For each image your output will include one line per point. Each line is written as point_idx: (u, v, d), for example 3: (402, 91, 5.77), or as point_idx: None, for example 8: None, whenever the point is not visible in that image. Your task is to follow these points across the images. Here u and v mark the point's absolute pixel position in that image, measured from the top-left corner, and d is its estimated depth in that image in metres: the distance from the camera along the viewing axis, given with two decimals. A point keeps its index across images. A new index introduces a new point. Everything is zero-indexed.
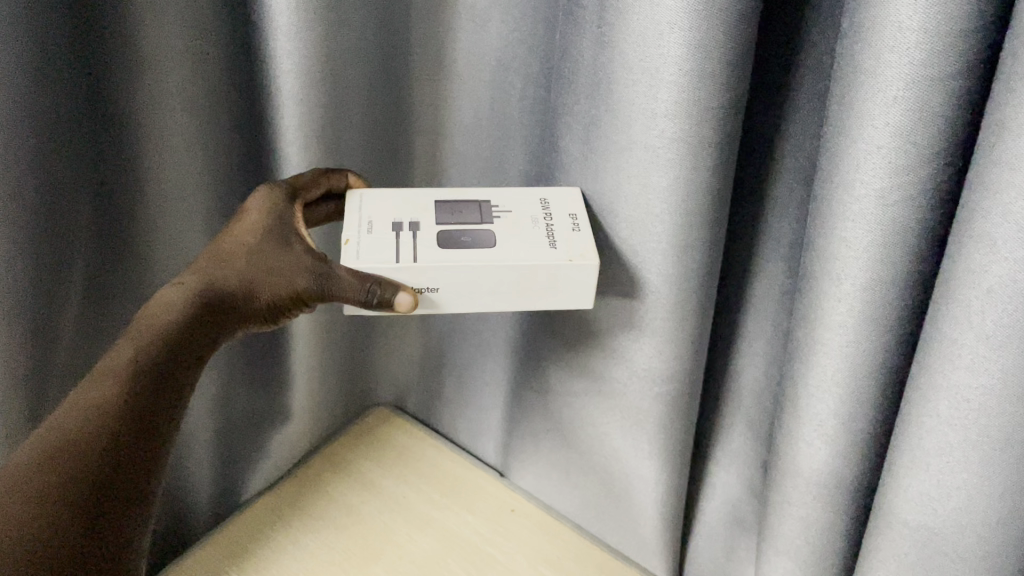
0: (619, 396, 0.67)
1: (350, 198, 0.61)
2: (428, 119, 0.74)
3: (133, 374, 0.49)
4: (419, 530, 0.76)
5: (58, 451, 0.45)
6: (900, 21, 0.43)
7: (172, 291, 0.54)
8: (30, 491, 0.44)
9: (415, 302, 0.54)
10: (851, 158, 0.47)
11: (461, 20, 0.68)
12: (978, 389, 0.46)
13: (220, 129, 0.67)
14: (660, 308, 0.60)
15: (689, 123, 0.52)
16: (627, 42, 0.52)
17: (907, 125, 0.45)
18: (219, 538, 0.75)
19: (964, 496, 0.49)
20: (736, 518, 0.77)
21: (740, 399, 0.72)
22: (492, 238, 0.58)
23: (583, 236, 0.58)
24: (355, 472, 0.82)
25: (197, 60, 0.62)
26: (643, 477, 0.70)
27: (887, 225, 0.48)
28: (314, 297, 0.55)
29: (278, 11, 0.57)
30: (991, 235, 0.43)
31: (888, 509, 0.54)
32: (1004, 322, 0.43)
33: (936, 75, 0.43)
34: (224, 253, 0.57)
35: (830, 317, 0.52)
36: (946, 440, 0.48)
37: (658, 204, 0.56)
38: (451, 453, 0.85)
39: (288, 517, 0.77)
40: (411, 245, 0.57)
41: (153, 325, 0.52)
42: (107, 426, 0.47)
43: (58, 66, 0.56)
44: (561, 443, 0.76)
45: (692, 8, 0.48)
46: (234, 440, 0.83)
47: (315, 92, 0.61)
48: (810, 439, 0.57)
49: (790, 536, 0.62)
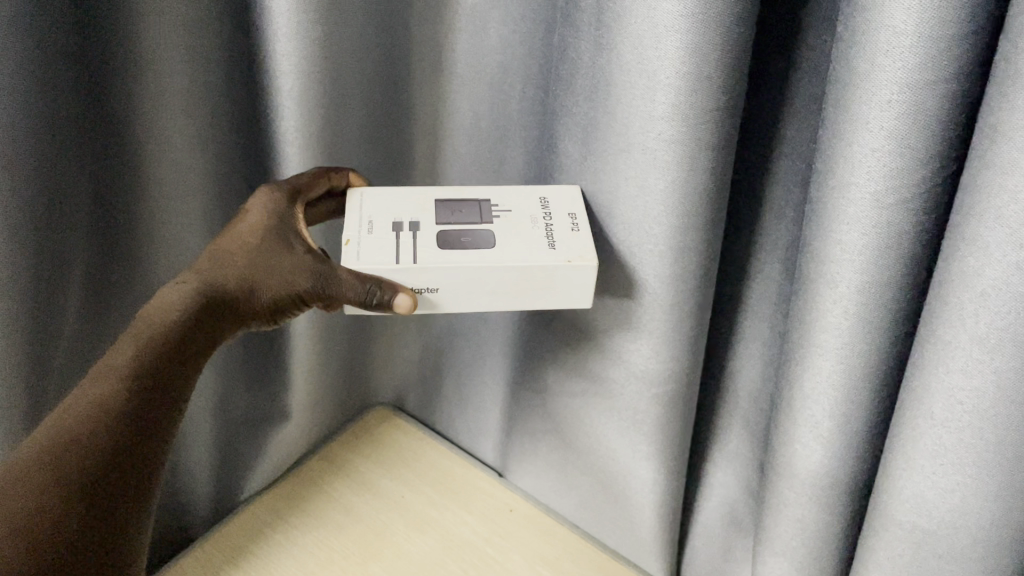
0: (616, 396, 0.68)
1: (351, 195, 0.63)
2: (428, 121, 0.76)
3: (135, 372, 0.51)
4: (417, 531, 0.77)
5: (60, 446, 0.47)
6: (894, 26, 0.43)
7: (173, 290, 0.55)
8: (32, 486, 0.45)
9: (414, 304, 0.55)
10: (846, 162, 0.48)
11: (460, 22, 0.69)
12: (971, 392, 0.46)
13: (220, 129, 0.68)
14: (658, 309, 0.61)
15: (686, 126, 0.52)
16: (625, 44, 0.53)
17: (901, 129, 0.45)
18: (219, 537, 0.76)
19: (958, 498, 0.49)
20: (734, 519, 0.77)
21: (738, 400, 0.73)
22: (493, 237, 0.59)
23: (582, 237, 0.59)
24: (354, 472, 0.83)
25: (198, 60, 0.63)
26: (640, 477, 0.71)
27: (881, 228, 0.48)
28: (313, 297, 0.57)
29: (279, 13, 0.58)
30: (984, 238, 0.43)
31: (883, 510, 0.54)
32: (997, 324, 0.44)
33: (930, 80, 0.44)
34: (225, 253, 0.58)
35: (826, 319, 0.53)
36: (940, 442, 0.49)
37: (655, 206, 0.56)
38: (449, 453, 0.86)
39: (287, 516, 0.79)
40: (411, 246, 0.58)
41: (155, 323, 0.53)
42: (107, 423, 0.48)
43: (59, 65, 0.57)
44: (560, 442, 0.77)
45: (689, 12, 0.49)
46: (235, 436, 0.85)
47: (314, 93, 0.62)
48: (806, 440, 0.58)
49: (786, 537, 0.63)
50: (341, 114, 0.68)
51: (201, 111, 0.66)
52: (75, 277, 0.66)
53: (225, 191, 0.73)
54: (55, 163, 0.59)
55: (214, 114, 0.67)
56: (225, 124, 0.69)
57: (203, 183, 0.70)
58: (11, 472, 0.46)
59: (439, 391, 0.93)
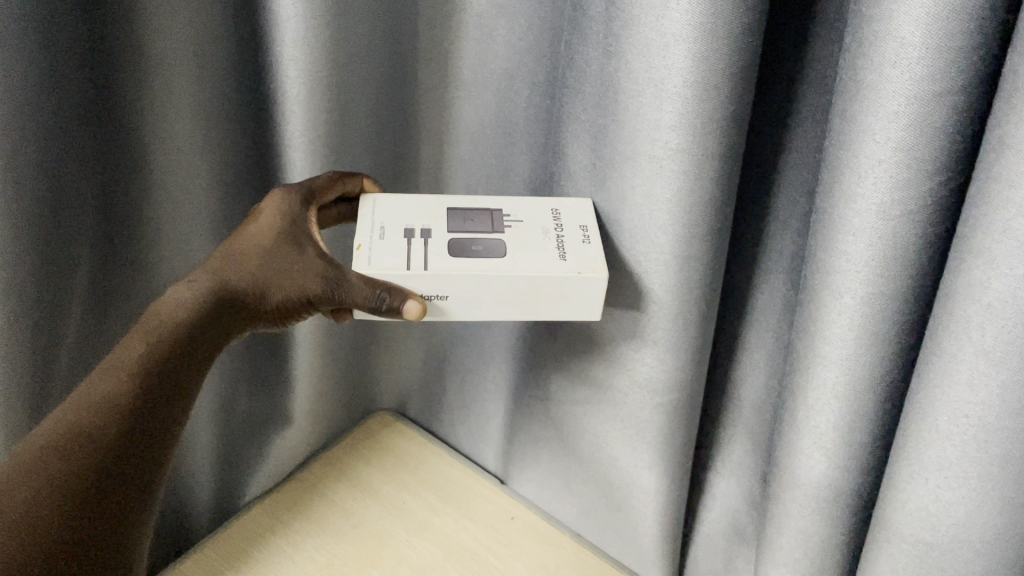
0: (619, 405, 0.68)
1: (364, 201, 0.63)
2: (434, 127, 0.76)
3: (144, 368, 0.51)
4: (418, 537, 0.77)
5: (67, 439, 0.47)
6: (902, 37, 0.43)
7: (184, 288, 0.55)
8: (41, 475, 0.45)
9: (423, 310, 0.55)
10: (853, 172, 0.48)
11: (467, 28, 0.69)
12: (977, 405, 0.46)
13: (226, 133, 0.68)
14: (662, 319, 0.61)
15: (693, 135, 0.52)
16: (632, 53, 0.53)
17: (908, 140, 0.45)
18: (219, 542, 0.76)
19: (962, 511, 0.49)
20: (736, 530, 0.77)
21: (741, 409, 0.73)
22: (502, 246, 0.59)
23: (593, 249, 0.59)
24: (355, 477, 0.83)
25: (206, 63, 0.63)
26: (643, 487, 0.71)
27: (888, 239, 0.48)
28: (323, 301, 0.57)
29: (286, 18, 0.58)
30: (991, 250, 0.43)
31: (887, 524, 0.54)
32: (1003, 338, 0.44)
33: (937, 91, 0.44)
34: (236, 253, 0.58)
35: (830, 330, 0.53)
36: (945, 455, 0.48)
37: (660, 215, 0.56)
38: (452, 460, 0.86)
39: (288, 521, 0.78)
40: (422, 253, 0.57)
41: (164, 321, 0.53)
42: (116, 417, 0.49)
43: (66, 66, 0.57)
44: (562, 450, 0.77)
45: (698, 20, 0.49)
46: (238, 440, 0.85)
47: (321, 98, 0.63)
48: (810, 452, 0.58)
49: (788, 548, 0.62)
50: (348, 119, 0.68)
51: (209, 114, 0.66)
52: (79, 278, 0.66)
53: (231, 194, 0.73)
54: (61, 163, 0.59)
55: (222, 118, 0.67)
56: (232, 127, 0.69)
57: (209, 186, 0.70)
58: (19, 463, 0.46)
59: (442, 398, 0.93)
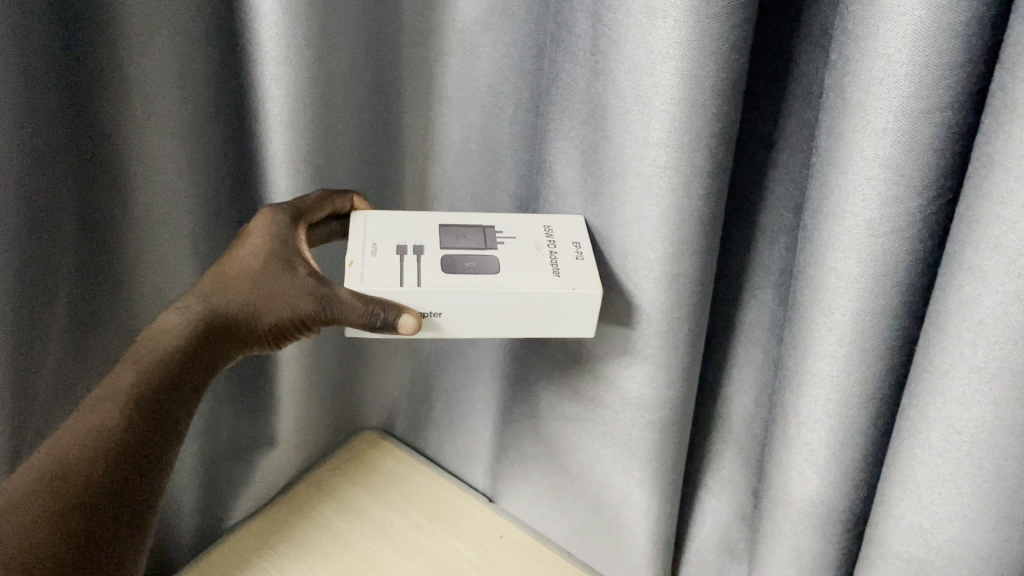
0: (609, 423, 0.67)
1: (355, 219, 0.62)
2: (417, 144, 0.75)
3: (133, 400, 0.50)
4: (406, 557, 0.76)
5: (59, 479, 0.46)
6: (890, 54, 0.43)
7: (175, 315, 0.54)
8: (36, 509, 0.45)
9: (418, 324, 0.54)
10: (842, 189, 0.48)
11: (451, 46, 0.69)
12: (969, 422, 0.46)
13: (207, 153, 0.67)
14: (653, 336, 0.60)
15: (683, 152, 0.52)
16: (620, 71, 0.52)
17: (896, 156, 0.45)
18: (204, 566, 0.75)
19: (955, 528, 0.49)
20: (727, 546, 0.76)
21: (730, 424, 0.72)
22: (495, 263, 0.58)
23: (587, 265, 0.58)
24: (342, 498, 0.82)
25: (187, 82, 0.62)
26: (632, 505, 0.70)
27: (877, 254, 0.48)
28: (316, 321, 0.56)
29: (267, 37, 0.58)
30: (981, 267, 0.43)
31: (880, 540, 0.53)
32: (996, 354, 0.43)
33: (925, 107, 0.44)
34: (226, 276, 0.56)
35: (821, 345, 0.53)
36: (937, 471, 0.48)
37: (649, 232, 0.56)
38: (440, 478, 0.85)
39: (274, 545, 0.77)
40: (413, 269, 0.56)
41: (155, 352, 0.52)
42: (108, 452, 0.48)
43: (41, 90, 0.56)
44: (551, 468, 0.76)
45: (686, 37, 0.49)
46: (221, 463, 0.83)
47: (304, 116, 0.62)
48: (801, 468, 0.57)
49: (781, 565, 0.62)
50: (332, 137, 0.67)
51: (191, 135, 0.65)
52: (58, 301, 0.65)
53: (214, 214, 0.71)
54: (41, 186, 0.59)
55: (202, 137, 0.66)
56: (214, 148, 0.68)
57: (194, 207, 0.68)
58: (13, 498, 0.45)
59: (429, 417, 0.92)
